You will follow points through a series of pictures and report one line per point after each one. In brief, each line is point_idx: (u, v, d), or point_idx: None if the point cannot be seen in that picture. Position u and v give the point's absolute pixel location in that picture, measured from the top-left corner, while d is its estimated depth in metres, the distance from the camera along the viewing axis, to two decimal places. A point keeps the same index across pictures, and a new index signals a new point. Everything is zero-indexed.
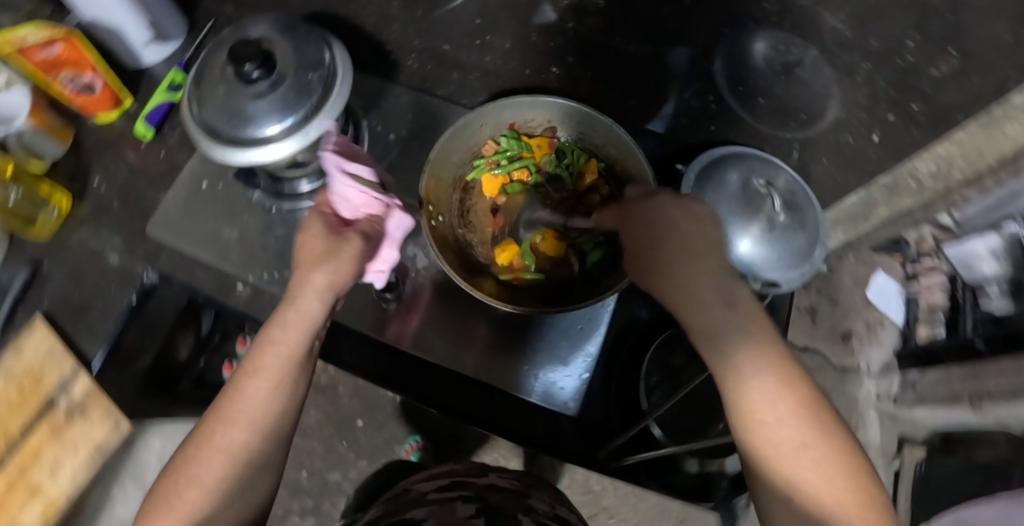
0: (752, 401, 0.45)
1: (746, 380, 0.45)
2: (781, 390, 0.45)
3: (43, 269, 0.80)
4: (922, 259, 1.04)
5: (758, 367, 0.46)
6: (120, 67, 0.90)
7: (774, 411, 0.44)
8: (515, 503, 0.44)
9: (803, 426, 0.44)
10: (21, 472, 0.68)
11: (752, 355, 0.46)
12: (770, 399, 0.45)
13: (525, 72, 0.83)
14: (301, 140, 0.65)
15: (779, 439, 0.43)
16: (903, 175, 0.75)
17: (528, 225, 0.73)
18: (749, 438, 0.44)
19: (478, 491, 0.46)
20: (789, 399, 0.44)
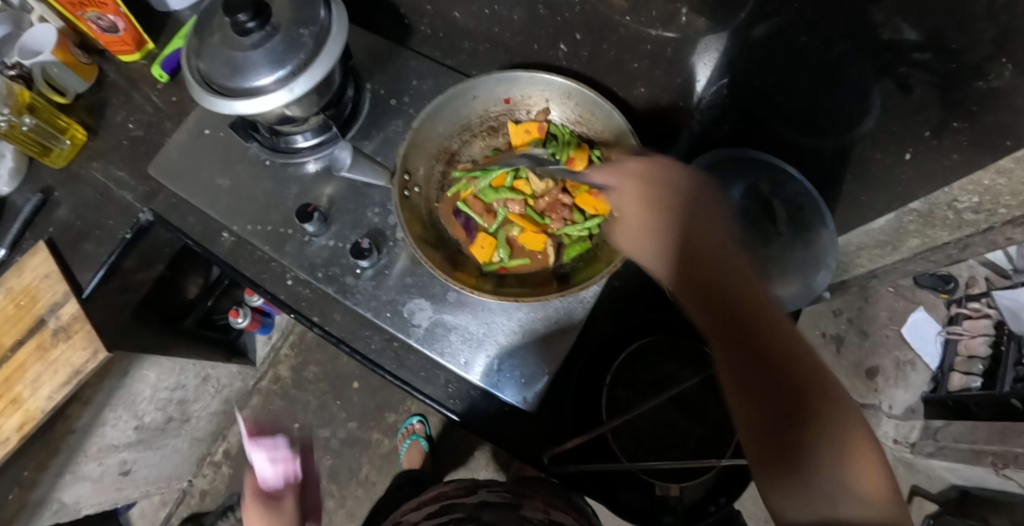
0: (780, 397, 0.39)
1: (770, 377, 0.40)
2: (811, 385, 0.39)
3: (53, 197, 0.84)
4: (971, 302, 1.25)
5: (791, 361, 0.40)
6: (149, 10, 0.92)
7: (802, 408, 0.39)
8: (510, 514, 0.52)
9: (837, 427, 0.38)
10: (7, 382, 0.73)
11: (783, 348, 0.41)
12: (799, 397, 0.39)
13: (534, 47, 0.80)
14: (286, 95, 0.64)
15: (808, 443, 0.38)
16: (939, 205, 0.66)
17: (508, 220, 0.74)
18: (774, 443, 0.38)
19: (470, 509, 0.53)
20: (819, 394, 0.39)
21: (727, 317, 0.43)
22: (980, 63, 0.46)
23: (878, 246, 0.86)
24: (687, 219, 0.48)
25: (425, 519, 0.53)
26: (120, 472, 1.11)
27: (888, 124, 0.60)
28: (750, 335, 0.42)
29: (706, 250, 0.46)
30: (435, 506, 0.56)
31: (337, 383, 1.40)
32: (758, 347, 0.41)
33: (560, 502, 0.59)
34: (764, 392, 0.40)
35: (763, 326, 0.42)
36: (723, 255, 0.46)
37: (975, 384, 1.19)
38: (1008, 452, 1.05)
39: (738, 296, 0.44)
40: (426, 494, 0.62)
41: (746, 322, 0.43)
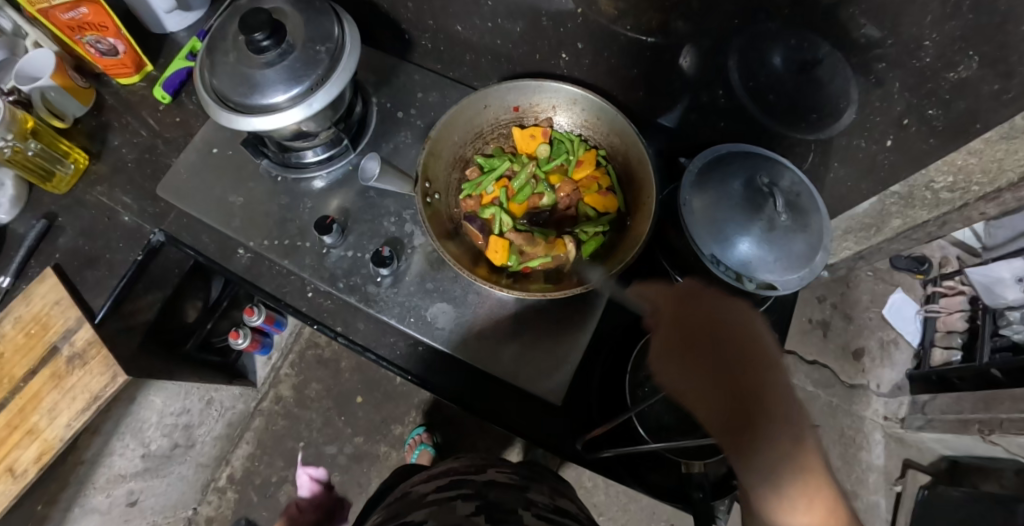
0: (779, 501, 0.42)
1: (776, 492, 0.42)
2: (808, 486, 0.42)
3: (57, 222, 0.83)
4: (945, 280, 1.32)
5: (790, 461, 0.42)
6: (145, 34, 0.92)
7: (793, 502, 0.41)
8: (516, 499, 0.49)
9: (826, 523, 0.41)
10: (23, 412, 0.71)
11: (785, 448, 0.43)
12: (795, 496, 0.41)
13: (536, 57, 0.83)
14: (305, 111, 0.66)
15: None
16: (918, 186, 0.75)
17: (516, 230, 0.75)
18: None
19: (478, 487, 0.50)
20: (811, 491, 0.42)
21: (729, 416, 0.45)
22: (949, 56, 0.53)
23: (862, 229, 0.91)
24: (691, 320, 0.51)
25: (435, 492, 0.50)
26: (128, 503, 1.08)
27: (869, 115, 0.65)
28: (756, 434, 0.43)
29: (712, 349, 0.48)
30: (445, 479, 0.53)
31: (341, 399, 1.39)
32: (757, 448, 0.43)
33: (566, 488, 0.56)
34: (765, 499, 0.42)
35: (764, 426, 0.43)
36: (733, 357, 0.48)
37: (956, 358, 1.26)
38: (993, 418, 1.12)
39: (744, 394, 0.46)
40: (436, 467, 0.58)
41: (749, 422, 0.44)
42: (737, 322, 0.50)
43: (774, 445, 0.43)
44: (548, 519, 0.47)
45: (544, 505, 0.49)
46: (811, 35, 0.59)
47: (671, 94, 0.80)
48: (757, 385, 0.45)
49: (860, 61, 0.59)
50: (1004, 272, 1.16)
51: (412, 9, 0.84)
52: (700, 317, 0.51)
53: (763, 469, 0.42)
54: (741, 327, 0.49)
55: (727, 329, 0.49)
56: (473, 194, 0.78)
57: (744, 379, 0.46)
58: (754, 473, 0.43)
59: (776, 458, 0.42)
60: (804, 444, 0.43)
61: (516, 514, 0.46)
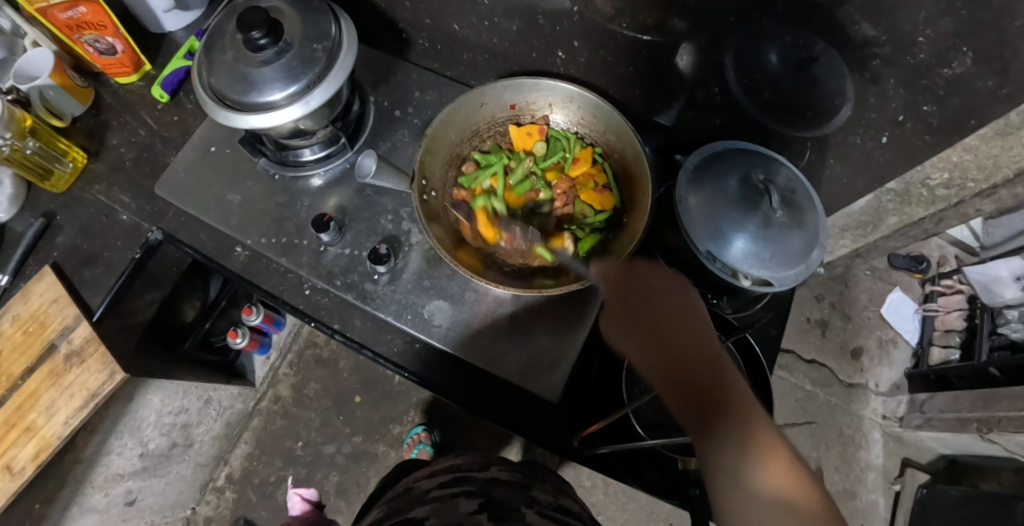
0: (735, 461, 0.42)
1: (728, 448, 0.43)
2: (766, 450, 0.42)
3: (55, 221, 0.83)
4: (944, 279, 1.33)
5: (741, 424, 0.44)
6: (143, 33, 0.93)
7: (750, 462, 0.42)
8: (519, 497, 0.49)
9: (786, 485, 0.41)
10: (20, 410, 0.71)
11: (738, 415, 0.45)
12: (752, 457, 0.42)
13: (533, 55, 0.83)
14: (302, 108, 0.66)
15: (759, 489, 0.41)
16: (913, 183, 0.75)
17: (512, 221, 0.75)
18: (730, 498, 0.41)
19: (481, 485, 0.50)
20: (770, 455, 0.42)
21: (678, 383, 0.48)
22: (943, 53, 0.54)
23: (859, 227, 0.91)
24: (646, 301, 0.54)
25: (437, 489, 0.50)
26: (127, 502, 1.08)
27: (865, 112, 0.66)
28: (710, 403, 0.46)
29: (669, 329, 0.51)
30: (448, 476, 0.52)
31: (339, 399, 1.39)
32: (711, 415, 0.45)
33: (568, 487, 0.56)
34: (722, 461, 0.43)
35: (717, 397, 0.46)
36: (682, 333, 0.51)
37: (954, 356, 1.26)
38: (991, 417, 1.12)
39: (692, 363, 0.48)
40: (438, 464, 0.58)
41: (703, 393, 0.46)
42: (690, 309, 0.53)
43: (727, 412, 0.45)
44: (551, 517, 0.46)
45: (546, 503, 0.49)
46: (806, 32, 0.60)
47: (668, 92, 0.80)
48: (711, 362, 0.49)
49: (855, 58, 0.60)
50: (1002, 271, 1.17)
51: (409, 7, 0.84)
52: (657, 300, 0.54)
53: (718, 435, 0.44)
54: (695, 313, 0.53)
55: (682, 313, 0.53)
56: (468, 186, 0.77)
57: (699, 356, 0.49)
58: (708, 438, 0.44)
59: (729, 423, 0.44)
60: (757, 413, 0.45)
61: (519, 513, 0.46)
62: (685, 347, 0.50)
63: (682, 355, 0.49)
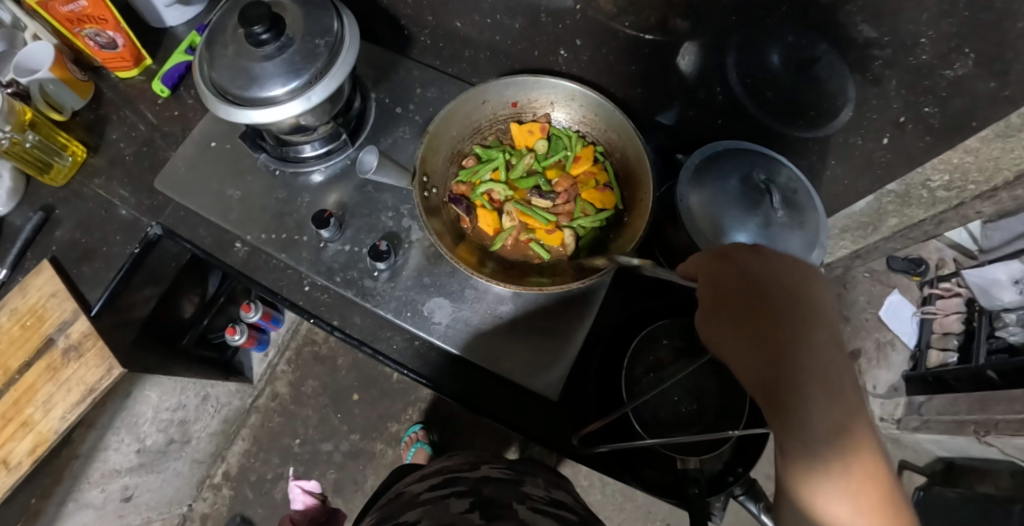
0: (818, 479, 0.39)
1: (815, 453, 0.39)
2: (857, 476, 0.38)
3: (54, 215, 0.82)
4: (942, 282, 1.33)
5: (836, 433, 0.39)
6: (144, 28, 0.92)
7: (837, 487, 0.38)
8: (511, 494, 0.48)
9: (869, 517, 0.38)
10: (18, 404, 0.71)
11: (837, 433, 0.39)
12: (836, 480, 0.38)
13: (534, 53, 0.83)
14: (304, 104, 0.66)
15: (833, 511, 0.38)
16: (914, 184, 0.75)
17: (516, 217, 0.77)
18: (801, 509, 0.39)
19: (472, 484, 0.50)
20: (861, 484, 0.38)
21: (767, 372, 0.42)
22: (945, 54, 0.54)
23: (859, 228, 0.91)
24: (748, 279, 0.46)
25: (427, 492, 0.50)
26: (123, 498, 1.08)
27: (866, 112, 0.66)
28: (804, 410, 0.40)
29: (770, 318, 0.44)
30: (439, 477, 0.53)
31: (337, 396, 1.39)
32: (802, 426, 0.39)
33: (561, 481, 0.56)
34: (803, 474, 0.39)
35: (811, 404, 0.40)
36: (779, 313, 0.44)
37: (952, 359, 1.26)
38: (988, 420, 1.12)
39: (784, 350, 0.42)
40: (430, 466, 0.58)
41: (793, 393, 0.40)
42: (795, 285, 0.45)
43: (821, 427, 0.39)
44: (543, 511, 0.46)
45: (538, 498, 0.49)
46: (808, 33, 0.60)
47: (670, 91, 0.80)
48: (811, 356, 0.42)
49: (856, 59, 0.60)
50: (1001, 274, 1.17)
51: (411, 4, 0.84)
52: (762, 278, 0.46)
53: (808, 447, 0.39)
54: (810, 299, 0.44)
55: (791, 298, 0.44)
56: (468, 180, 0.78)
57: (801, 353, 0.42)
58: (792, 448, 0.40)
59: (822, 440, 0.39)
60: (862, 432, 0.39)
61: (511, 509, 0.46)
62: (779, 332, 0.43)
63: (778, 341, 0.43)
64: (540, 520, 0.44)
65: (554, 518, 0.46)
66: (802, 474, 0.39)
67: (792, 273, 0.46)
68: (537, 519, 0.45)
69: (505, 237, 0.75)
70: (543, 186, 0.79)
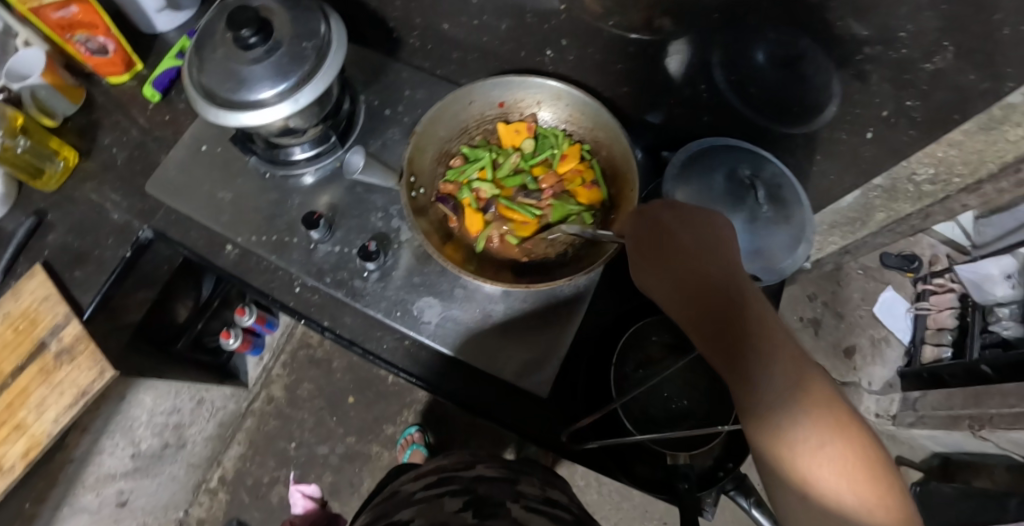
0: (778, 413, 0.41)
1: (776, 404, 0.41)
2: (812, 400, 0.41)
3: (47, 219, 0.83)
4: (935, 278, 1.34)
5: (788, 381, 0.42)
6: (136, 33, 0.93)
7: (797, 417, 0.41)
8: (505, 493, 0.49)
9: (836, 438, 0.40)
10: (10, 407, 0.71)
11: (780, 361, 0.43)
12: (801, 424, 0.40)
13: (522, 54, 0.84)
14: (292, 106, 0.67)
15: (804, 458, 0.40)
16: (899, 178, 0.75)
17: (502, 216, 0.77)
18: (778, 464, 0.41)
19: (467, 483, 0.50)
20: (818, 408, 0.41)
21: (716, 333, 0.46)
22: (926, 48, 0.54)
23: (848, 224, 0.92)
24: (667, 237, 0.51)
25: (422, 490, 0.50)
26: (118, 502, 1.08)
27: (850, 107, 0.66)
28: (743, 346, 0.44)
29: (692, 264, 0.49)
30: (433, 477, 0.53)
31: (333, 399, 1.39)
32: (747, 363, 0.43)
33: (556, 480, 0.56)
34: (765, 412, 0.41)
35: (759, 357, 0.43)
36: (711, 276, 0.48)
37: (946, 354, 1.27)
38: (983, 414, 1.10)
39: (723, 311, 0.46)
40: (425, 466, 0.58)
41: (740, 349, 0.44)
42: (716, 246, 0.50)
43: (765, 359, 0.43)
44: (536, 509, 0.46)
45: (532, 497, 0.49)
46: (790, 29, 0.60)
47: (656, 90, 0.81)
48: (747, 311, 0.45)
49: (838, 54, 0.60)
50: (993, 269, 1.18)
51: (399, 7, 0.85)
52: (677, 232, 0.52)
53: (757, 383, 0.42)
54: (725, 245, 0.50)
55: (708, 245, 0.50)
56: (456, 180, 0.78)
57: (728, 291, 0.47)
58: (748, 389, 0.43)
59: (767, 373, 0.42)
60: (801, 358, 0.43)
61: (504, 508, 0.46)
62: (714, 292, 0.47)
63: (716, 303, 0.46)
64: (533, 519, 0.45)
65: (547, 515, 0.46)
66: (762, 415, 0.41)
67: (701, 223, 0.52)
68: (530, 518, 0.45)
69: (488, 235, 0.76)
70: (530, 185, 0.79)
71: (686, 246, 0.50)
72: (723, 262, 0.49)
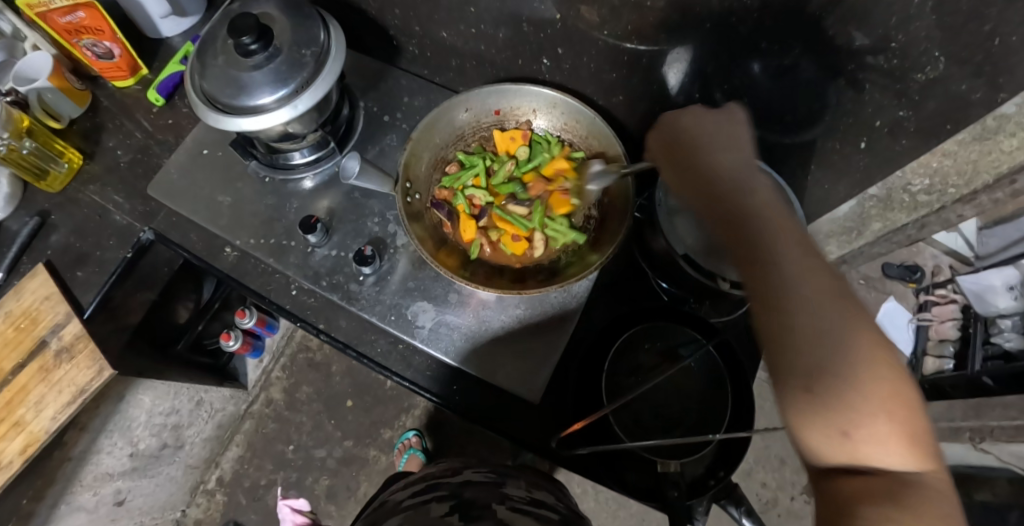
0: (819, 342, 0.37)
1: (797, 296, 0.39)
2: (855, 327, 0.38)
3: (50, 220, 0.84)
4: (936, 289, 1.33)
5: (811, 277, 0.39)
6: (142, 38, 0.95)
7: (824, 315, 0.38)
8: (491, 495, 0.49)
9: (863, 343, 0.37)
10: (8, 405, 0.72)
11: (804, 262, 0.40)
12: (825, 321, 0.38)
13: (519, 62, 0.84)
14: (291, 111, 0.68)
15: (820, 352, 0.37)
16: (895, 188, 0.73)
17: (494, 222, 0.79)
18: (789, 355, 0.38)
19: (453, 488, 0.50)
20: (847, 312, 0.38)
21: (739, 232, 0.44)
22: (916, 57, 0.54)
23: (844, 233, 0.86)
24: (700, 157, 0.50)
25: (410, 498, 0.50)
26: (116, 502, 1.08)
27: (842, 117, 0.66)
28: (769, 263, 0.41)
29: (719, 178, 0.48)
30: (421, 484, 0.53)
31: (330, 403, 1.40)
32: (778, 280, 0.40)
33: (542, 480, 0.56)
34: (797, 340, 0.38)
35: (781, 255, 0.41)
36: (742, 190, 0.46)
37: (948, 366, 1.26)
38: (983, 426, 1.15)
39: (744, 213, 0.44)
40: (416, 474, 0.58)
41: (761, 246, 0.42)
42: (748, 167, 0.48)
43: (796, 276, 0.40)
44: (522, 510, 0.47)
45: (518, 498, 0.49)
46: (782, 38, 0.61)
47: (652, 98, 0.81)
48: (773, 216, 0.44)
49: (831, 61, 0.60)
50: (994, 280, 1.18)
51: (398, 15, 0.86)
52: (706, 149, 0.51)
53: (779, 276, 0.40)
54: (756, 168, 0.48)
55: (742, 164, 0.49)
56: (451, 186, 0.79)
57: (752, 199, 0.45)
58: (766, 284, 0.40)
59: (803, 291, 0.39)
60: (827, 265, 0.40)
61: (490, 510, 0.46)
62: (742, 197, 0.46)
63: (745, 208, 0.45)
64: (518, 520, 0.45)
65: (532, 516, 0.46)
66: (789, 341, 0.38)
67: (739, 149, 0.50)
68: (516, 519, 0.45)
69: (480, 244, 0.76)
70: (520, 193, 0.80)
71: (728, 164, 0.49)
72: (755, 176, 0.47)
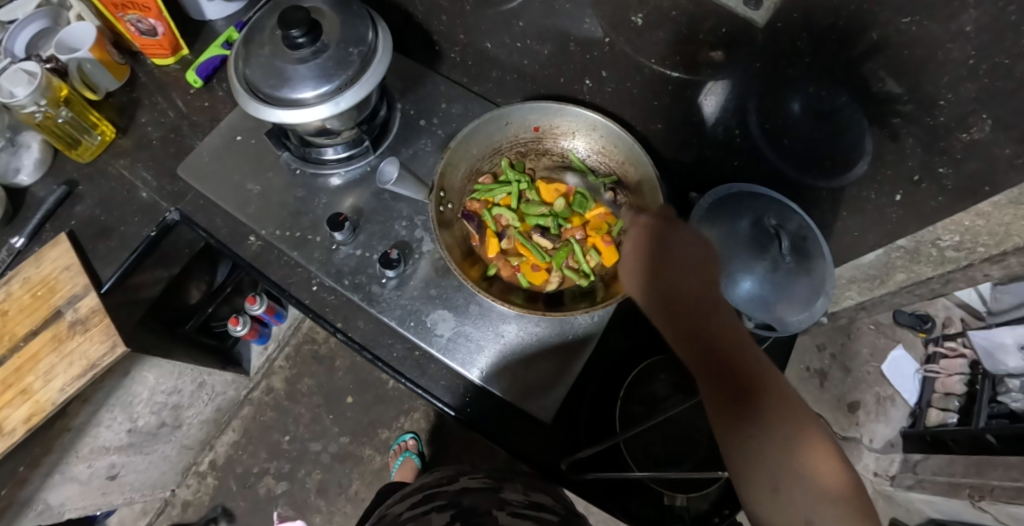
0: (765, 436, 0.41)
1: (733, 391, 0.43)
2: (795, 420, 0.41)
3: (77, 190, 0.84)
4: (947, 340, 1.33)
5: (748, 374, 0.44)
6: (187, 19, 0.95)
7: (760, 406, 0.42)
8: (490, 501, 0.47)
9: (796, 425, 0.41)
10: (19, 371, 0.70)
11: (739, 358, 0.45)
12: (760, 412, 0.42)
13: (560, 80, 0.85)
14: (332, 108, 0.68)
15: (764, 441, 0.41)
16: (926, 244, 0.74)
17: (516, 246, 0.80)
18: (741, 448, 0.41)
19: (451, 497, 0.48)
20: (783, 401, 0.42)
21: (686, 331, 0.48)
22: (963, 117, 0.52)
23: (867, 280, 0.86)
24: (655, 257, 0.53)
25: (408, 511, 0.47)
26: (108, 476, 1.07)
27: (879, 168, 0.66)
28: (718, 368, 0.44)
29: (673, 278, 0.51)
30: (419, 495, 0.51)
31: (331, 397, 1.39)
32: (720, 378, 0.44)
33: (540, 482, 0.54)
34: (750, 437, 0.41)
35: (716, 350, 0.45)
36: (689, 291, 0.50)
37: (952, 419, 1.24)
38: (984, 484, 1.10)
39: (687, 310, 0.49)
40: (412, 485, 0.56)
41: (706, 345, 0.46)
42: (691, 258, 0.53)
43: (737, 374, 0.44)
44: (522, 515, 0.44)
45: (518, 502, 0.47)
46: (828, 83, 0.61)
47: (688, 127, 0.81)
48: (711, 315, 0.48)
49: (876, 114, 0.59)
50: (1006, 337, 1.12)
51: (445, 22, 0.88)
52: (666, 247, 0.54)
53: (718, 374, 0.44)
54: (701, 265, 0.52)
55: (695, 260, 0.52)
56: (482, 198, 0.80)
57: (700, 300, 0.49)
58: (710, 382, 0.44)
59: (740, 385, 0.43)
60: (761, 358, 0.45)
61: (490, 516, 0.44)
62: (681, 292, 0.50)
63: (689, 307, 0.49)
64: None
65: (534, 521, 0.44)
66: (740, 433, 0.42)
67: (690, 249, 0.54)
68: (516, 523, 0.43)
69: (502, 263, 0.77)
70: (552, 229, 0.81)
71: (676, 255, 0.53)
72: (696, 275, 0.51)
